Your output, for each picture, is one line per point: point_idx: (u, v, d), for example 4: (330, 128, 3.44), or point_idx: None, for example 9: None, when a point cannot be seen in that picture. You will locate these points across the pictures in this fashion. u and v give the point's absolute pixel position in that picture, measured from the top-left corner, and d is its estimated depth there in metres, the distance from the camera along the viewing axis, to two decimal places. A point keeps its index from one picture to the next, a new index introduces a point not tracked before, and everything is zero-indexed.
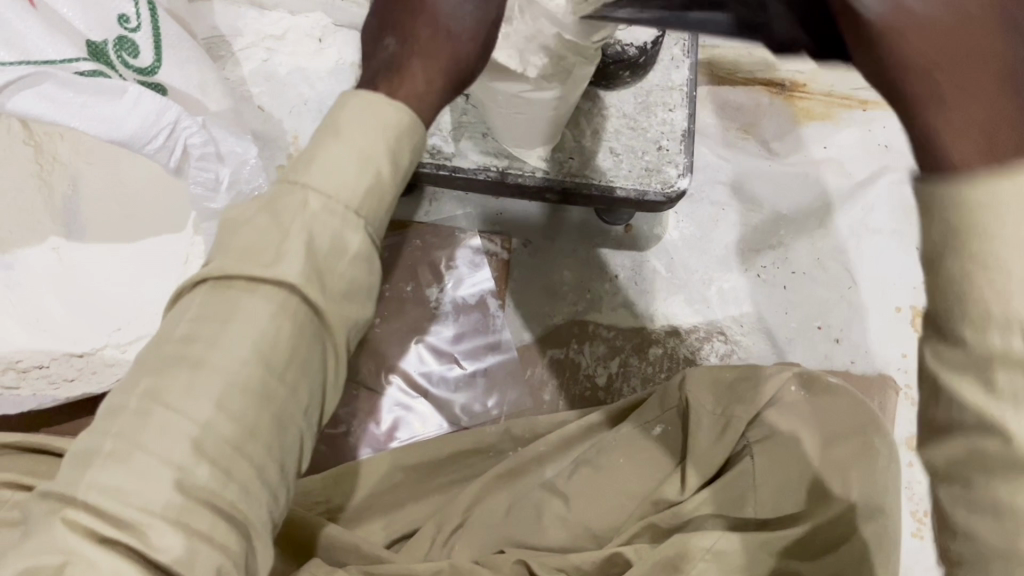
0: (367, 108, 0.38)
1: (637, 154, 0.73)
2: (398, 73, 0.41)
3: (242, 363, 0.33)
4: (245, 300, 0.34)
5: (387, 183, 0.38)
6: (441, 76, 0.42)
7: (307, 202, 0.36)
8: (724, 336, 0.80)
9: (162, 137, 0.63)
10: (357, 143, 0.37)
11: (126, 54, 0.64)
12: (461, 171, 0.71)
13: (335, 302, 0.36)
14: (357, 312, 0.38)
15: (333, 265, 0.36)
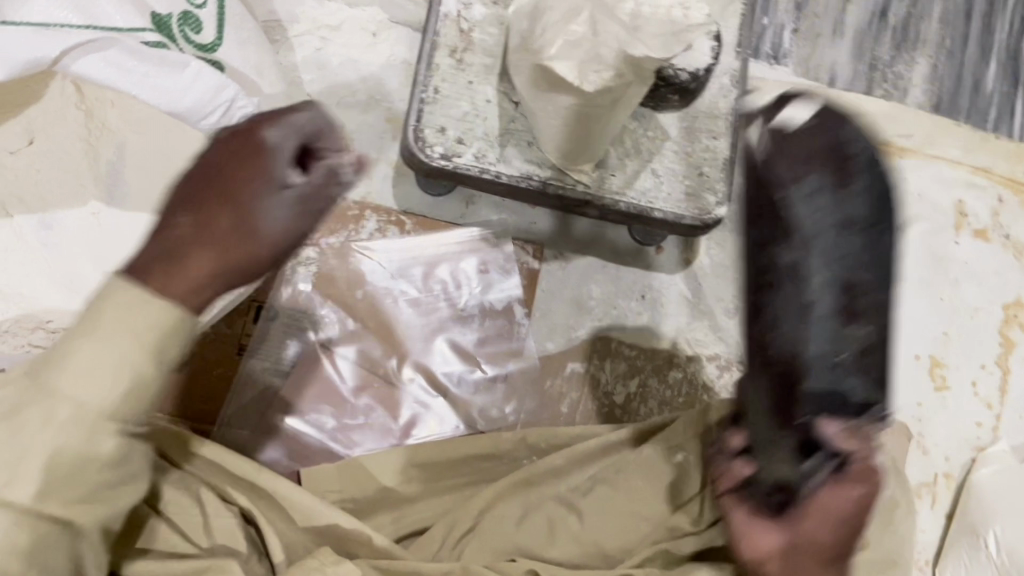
0: (127, 306, 0.38)
1: (678, 178, 0.74)
2: (140, 274, 0.39)
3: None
4: None
5: (148, 381, 0.39)
6: (186, 280, 0.39)
7: (55, 411, 0.38)
8: (744, 367, 0.81)
9: (217, 114, 0.64)
10: (102, 352, 0.38)
11: (188, 30, 0.65)
12: (502, 176, 0.71)
13: (68, 505, 0.39)
14: (108, 501, 0.41)
15: (70, 477, 0.38)
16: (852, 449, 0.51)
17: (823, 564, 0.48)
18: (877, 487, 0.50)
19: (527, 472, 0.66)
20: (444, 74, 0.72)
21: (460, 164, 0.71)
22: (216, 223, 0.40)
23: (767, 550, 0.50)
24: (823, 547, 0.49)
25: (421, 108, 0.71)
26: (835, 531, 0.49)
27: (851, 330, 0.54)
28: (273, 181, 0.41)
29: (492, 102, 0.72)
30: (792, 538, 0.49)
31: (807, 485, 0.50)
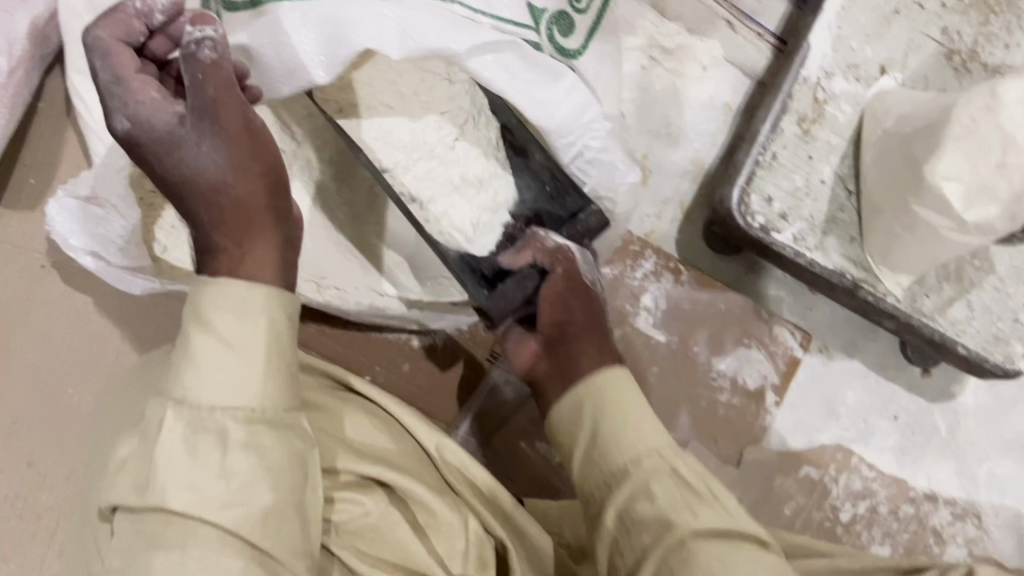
0: (236, 293, 0.43)
1: (991, 317, 0.68)
2: (241, 250, 0.44)
3: (217, 562, 0.39)
4: (199, 525, 0.40)
5: (275, 365, 0.43)
6: (267, 258, 0.45)
7: (228, 427, 0.41)
8: (977, 520, 0.75)
9: (574, 137, 0.59)
10: (235, 342, 0.42)
11: (558, 29, 0.61)
12: (816, 265, 0.67)
13: (270, 530, 0.42)
14: (289, 481, 0.43)
15: (236, 462, 0.41)
16: (523, 258, 0.58)
17: (586, 338, 0.56)
18: (565, 252, 0.58)
19: None
20: (786, 142, 0.67)
21: (778, 244, 0.66)
22: (240, 182, 0.44)
23: (533, 356, 0.58)
24: (553, 328, 0.57)
25: (754, 171, 0.67)
26: (580, 313, 0.58)
27: (531, 163, 0.61)
28: (179, 139, 0.44)
29: (827, 184, 0.67)
30: (556, 346, 0.57)
31: (504, 291, 0.59)
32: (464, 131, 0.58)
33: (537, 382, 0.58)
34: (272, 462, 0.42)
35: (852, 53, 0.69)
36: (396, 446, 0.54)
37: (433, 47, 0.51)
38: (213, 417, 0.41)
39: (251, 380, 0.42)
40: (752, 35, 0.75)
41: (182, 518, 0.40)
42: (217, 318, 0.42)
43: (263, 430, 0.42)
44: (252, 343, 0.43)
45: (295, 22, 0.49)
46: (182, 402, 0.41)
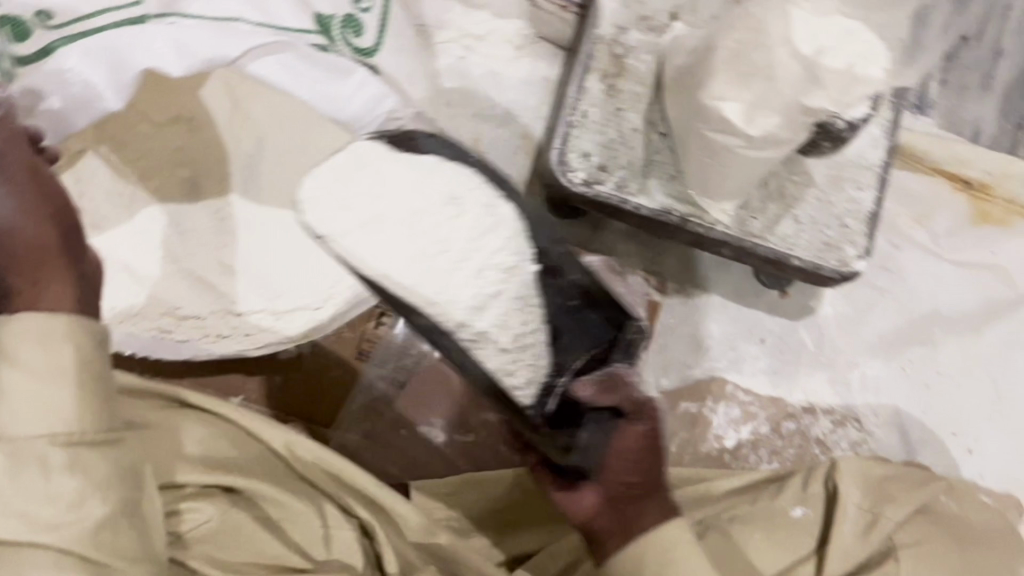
0: (33, 326, 0.43)
1: (819, 227, 0.72)
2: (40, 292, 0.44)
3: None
4: (27, 549, 0.41)
5: (88, 386, 0.44)
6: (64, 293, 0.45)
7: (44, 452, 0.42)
8: (858, 423, 0.79)
9: (374, 124, 0.64)
10: (38, 370, 0.42)
11: (350, 32, 0.64)
12: (643, 208, 0.70)
13: (109, 547, 0.43)
14: (123, 497, 0.44)
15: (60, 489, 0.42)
16: (618, 397, 0.53)
17: (656, 501, 0.53)
18: (659, 418, 0.54)
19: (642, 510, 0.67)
20: (593, 100, 0.71)
21: (602, 195, 0.70)
22: (40, 226, 0.45)
23: (590, 507, 0.53)
24: (638, 484, 0.52)
25: (568, 132, 0.70)
26: (647, 458, 0.53)
27: (563, 282, 0.55)
28: None
29: (639, 131, 0.71)
30: (611, 494, 0.53)
31: (606, 446, 0.53)
32: (516, 279, 0.52)
33: (595, 536, 0.53)
34: (96, 480, 0.43)
35: (642, 5, 0.73)
36: (239, 452, 0.58)
37: (213, 57, 0.59)
38: (25, 444, 0.41)
39: (57, 401, 0.42)
40: None
41: (17, 548, 0.41)
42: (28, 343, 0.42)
43: (84, 451, 0.43)
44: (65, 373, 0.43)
45: (76, 58, 0.56)
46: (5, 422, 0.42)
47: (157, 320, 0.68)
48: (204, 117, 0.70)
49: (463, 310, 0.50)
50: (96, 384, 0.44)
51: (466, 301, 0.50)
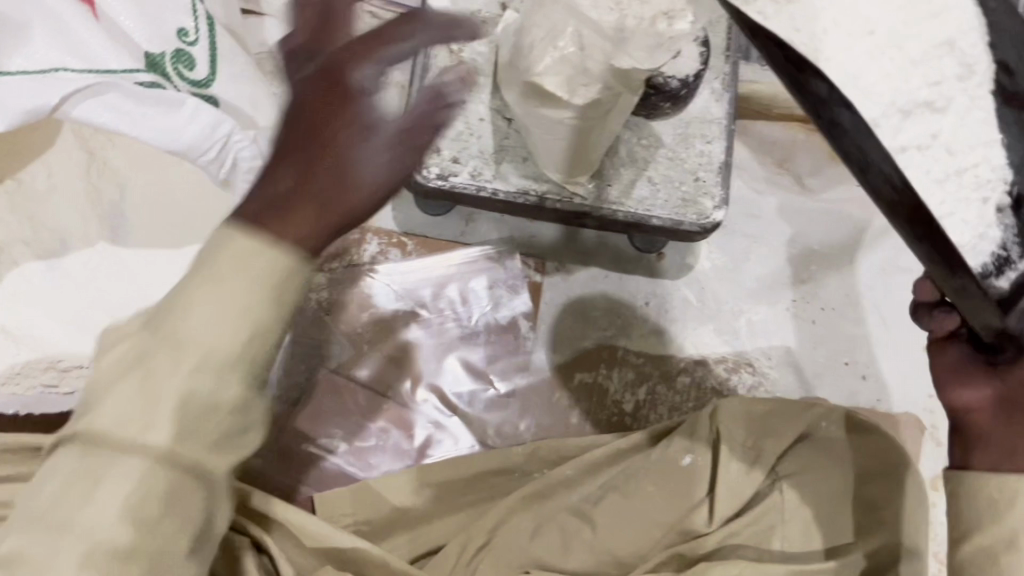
0: (236, 257, 0.39)
1: (674, 185, 0.74)
2: (287, 209, 0.40)
3: (107, 522, 0.38)
4: (112, 465, 0.38)
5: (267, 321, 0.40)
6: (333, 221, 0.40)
7: (176, 365, 0.38)
8: (752, 368, 0.80)
9: (216, 149, 0.65)
10: (231, 295, 0.39)
11: (182, 67, 0.65)
12: (500, 193, 0.72)
13: (210, 449, 0.40)
14: (229, 422, 0.40)
15: (204, 416, 0.39)
16: None
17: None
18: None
19: (542, 484, 0.69)
20: None
21: (460, 187, 0.73)
22: (296, 134, 0.41)
23: (978, 401, 0.48)
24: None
25: None
26: None
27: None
28: (357, 92, 0.42)
29: (486, 120, 0.73)
30: (1009, 393, 0.47)
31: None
32: (962, 82, 0.38)
33: (964, 430, 0.48)
34: (195, 390, 0.39)
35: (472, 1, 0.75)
36: None
37: (31, 108, 0.59)
38: (148, 356, 0.39)
39: (250, 306, 0.39)
40: (397, 14, 0.80)
41: (97, 456, 0.38)
42: (184, 334, 0.39)
43: (199, 371, 0.39)
44: (245, 288, 0.39)
45: None
46: (99, 410, 0.38)
47: (40, 375, 0.68)
48: (57, 175, 0.72)
49: (896, 105, 0.36)
50: (280, 296, 0.40)
51: (938, 184, 0.37)
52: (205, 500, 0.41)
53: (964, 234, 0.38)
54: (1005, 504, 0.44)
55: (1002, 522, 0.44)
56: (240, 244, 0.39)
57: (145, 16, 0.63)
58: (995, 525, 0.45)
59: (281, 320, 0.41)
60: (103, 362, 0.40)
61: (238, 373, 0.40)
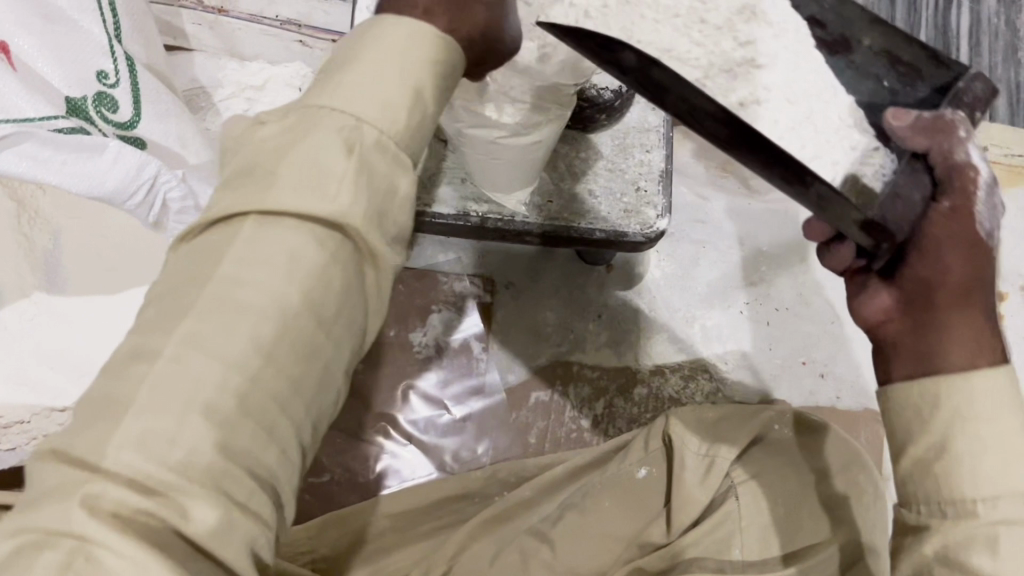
0: (380, 48, 0.37)
1: (615, 196, 0.74)
2: (464, 6, 0.40)
3: (212, 381, 0.30)
4: (234, 302, 0.32)
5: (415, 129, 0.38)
6: (479, 18, 0.41)
7: (275, 195, 0.34)
8: (708, 374, 0.80)
9: (143, 192, 0.64)
10: (371, 91, 0.36)
11: (105, 109, 0.63)
12: (441, 215, 0.72)
13: (281, 365, 0.32)
14: (324, 294, 0.34)
15: (315, 284, 0.34)
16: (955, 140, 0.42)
17: (963, 308, 0.40)
18: (977, 190, 0.42)
19: (499, 509, 0.68)
20: None
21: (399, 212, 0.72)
22: None
23: (884, 312, 0.44)
24: (945, 286, 0.41)
25: None
26: (958, 259, 0.41)
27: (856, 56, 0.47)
28: None
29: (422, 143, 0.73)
30: (908, 297, 0.42)
31: (897, 189, 0.43)
32: (776, 39, 0.45)
33: (883, 347, 0.43)
34: (305, 264, 0.33)
35: None
36: None
37: None
38: (246, 199, 0.34)
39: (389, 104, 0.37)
40: (327, 41, 0.82)
41: (177, 324, 0.31)
42: (278, 204, 0.33)
43: (284, 222, 0.33)
44: (372, 67, 0.37)
45: None
46: (199, 307, 0.32)
47: None
48: None
49: (715, 67, 0.44)
50: (438, 78, 0.39)
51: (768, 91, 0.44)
52: (311, 389, 0.34)
53: (840, 168, 0.43)
54: (929, 406, 0.40)
55: (931, 430, 0.39)
56: (388, 31, 0.38)
57: (61, 60, 0.62)
58: (925, 433, 0.40)
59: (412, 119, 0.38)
60: (164, 274, 0.34)
61: (344, 233, 0.34)
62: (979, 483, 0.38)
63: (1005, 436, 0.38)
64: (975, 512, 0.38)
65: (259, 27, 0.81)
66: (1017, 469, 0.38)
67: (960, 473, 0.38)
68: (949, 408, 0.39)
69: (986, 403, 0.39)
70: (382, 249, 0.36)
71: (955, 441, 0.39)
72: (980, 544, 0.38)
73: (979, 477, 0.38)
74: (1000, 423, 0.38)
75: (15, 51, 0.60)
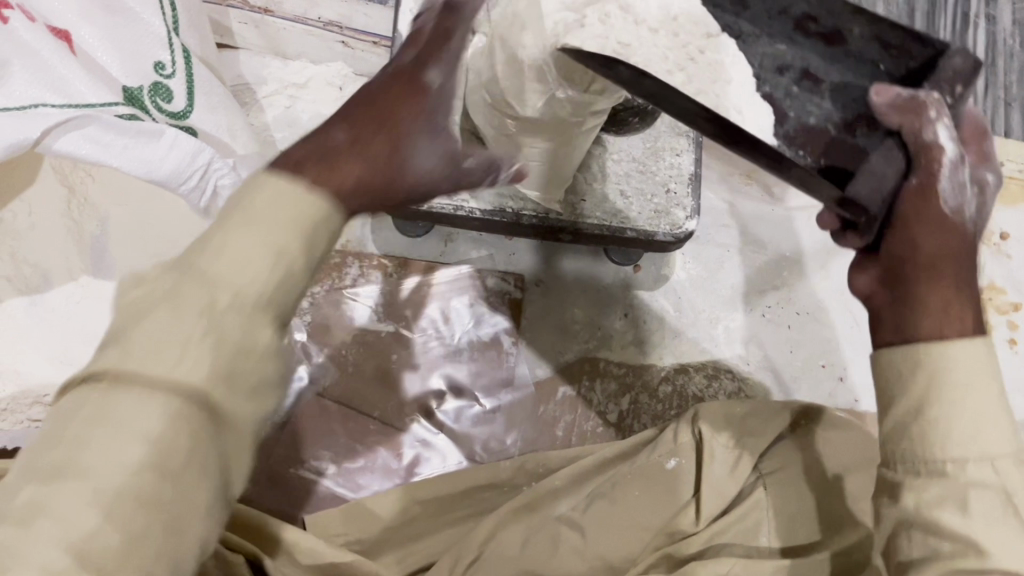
0: (276, 201, 0.38)
1: (647, 196, 0.76)
2: (336, 161, 0.41)
3: (59, 545, 0.30)
4: (83, 462, 0.32)
5: (296, 272, 0.38)
6: (354, 173, 0.41)
7: (129, 357, 0.34)
8: (731, 374, 0.82)
9: (196, 178, 0.66)
10: (258, 237, 0.37)
11: (160, 99, 0.66)
12: (476, 212, 0.74)
13: (158, 511, 0.33)
14: (202, 447, 0.35)
15: (177, 441, 0.34)
16: (921, 120, 0.47)
17: (934, 279, 0.44)
18: (943, 167, 0.45)
19: (526, 499, 0.69)
20: None
21: (439, 210, 0.74)
22: (360, 118, 0.44)
23: (869, 287, 0.47)
24: (919, 258, 0.45)
25: None
26: (937, 233, 0.45)
27: (851, 45, 0.52)
28: (433, 125, 0.45)
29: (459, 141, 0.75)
30: (887, 269, 0.46)
31: (872, 170, 0.47)
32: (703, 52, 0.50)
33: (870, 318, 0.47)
34: (178, 416, 0.34)
35: (440, 26, 0.77)
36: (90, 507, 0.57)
37: (12, 141, 0.59)
38: (119, 352, 0.34)
39: (262, 255, 0.37)
40: (369, 44, 0.84)
41: (37, 481, 0.32)
42: (127, 373, 0.33)
43: (144, 381, 0.34)
44: (265, 215, 0.37)
45: None
46: (62, 472, 0.32)
47: (26, 410, 0.69)
48: (41, 214, 0.73)
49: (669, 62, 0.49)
50: (310, 242, 0.38)
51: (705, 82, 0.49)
52: (187, 539, 0.34)
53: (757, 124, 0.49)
54: (909, 369, 0.43)
55: (913, 391, 0.43)
56: (263, 189, 0.38)
57: (121, 51, 0.64)
58: (904, 398, 0.44)
59: (296, 252, 0.38)
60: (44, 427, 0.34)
61: (204, 384, 0.34)
62: (949, 446, 0.42)
63: (975, 398, 0.42)
64: (947, 471, 0.42)
65: (303, 27, 0.83)
66: (987, 432, 0.42)
67: (935, 435, 0.42)
68: (924, 375, 0.43)
69: (962, 371, 0.42)
70: (235, 411, 0.36)
71: (930, 405, 0.42)
72: (951, 501, 0.42)
73: (952, 440, 0.42)
74: (972, 397, 0.42)
75: (77, 40, 0.63)
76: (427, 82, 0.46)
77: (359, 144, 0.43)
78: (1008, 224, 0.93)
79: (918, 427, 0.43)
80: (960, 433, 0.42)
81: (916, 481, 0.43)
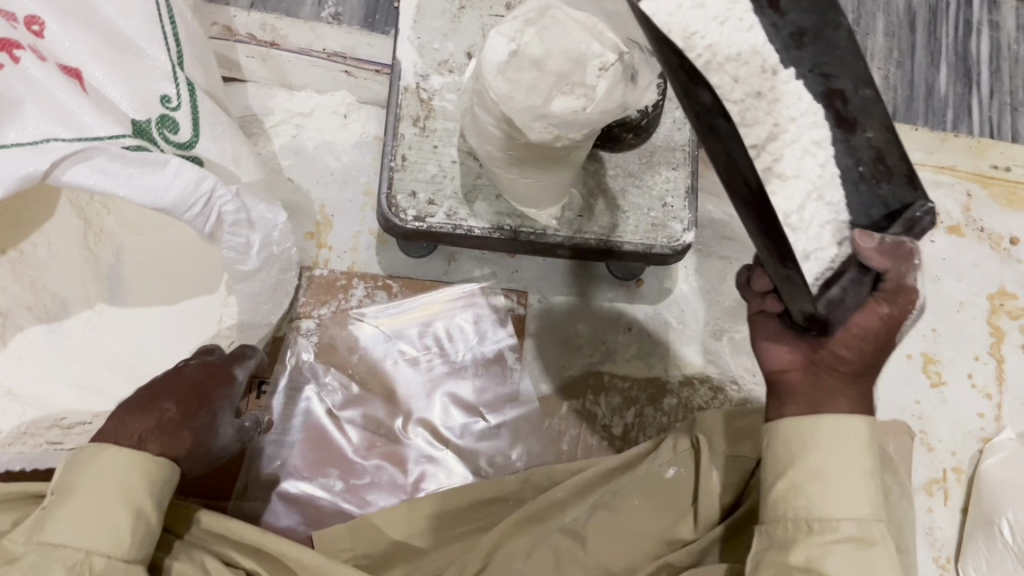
0: (122, 465, 0.52)
1: (644, 211, 0.77)
2: (175, 433, 0.56)
3: None
4: None
5: (150, 513, 0.52)
6: (185, 440, 0.56)
7: None
8: (737, 386, 0.82)
9: (200, 206, 0.66)
10: (119, 496, 0.51)
11: (167, 131, 0.69)
12: (474, 230, 0.76)
13: None
14: None
15: None
16: (896, 265, 0.48)
17: (853, 379, 0.51)
18: (916, 308, 0.48)
19: (530, 511, 0.70)
20: (409, 143, 0.77)
21: (440, 233, 0.76)
22: (178, 392, 0.58)
23: (791, 363, 0.53)
24: (853, 365, 0.50)
25: (392, 175, 0.76)
26: (879, 348, 0.49)
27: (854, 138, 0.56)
28: (232, 393, 0.62)
29: (458, 162, 0.77)
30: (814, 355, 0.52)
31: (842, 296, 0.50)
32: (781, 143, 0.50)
33: (780, 388, 0.53)
34: None
35: (437, 52, 0.79)
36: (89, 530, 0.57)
37: (24, 175, 0.60)
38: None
39: (112, 509, 0.51)
40: (371, 72, 0.86)
41: None
42: None
43: None
44: (125, 476, 0.52)
45: None
46: None
47: (45, 433, 0.71)
48: (58, 244, 0.76)
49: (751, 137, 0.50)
50: (156, 491, 0.53)
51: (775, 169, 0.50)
52: None
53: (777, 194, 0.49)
54: (799, 437, 0.50)
55: (804, 455, 0.49)
56: (116, 456, 0.52)
57: (129, 85, 0.67)
58: (800, 460, 0.50)
59: (165, 493, 0.54)
60: None
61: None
62: (831, 507, 0.48)
63: (855, 472, 0.49)
64: (823, 527, 0.48)
65: (308, 58, 0.85)
66: (855, 504, 0.48)
67: (819, 498, 0.48)
68: (797, 436, 0.50)
69: (839, 447, 0.49)
70: None
71: (817, 471, 0.49)
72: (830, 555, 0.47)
73: (828, 502, 0.48)
74: (841, 469, 0.49)
75: (88, 78, 0.66)
76: (234, 373, 0.63)
77: (193, 418, 0.58)
78: (1017, 227, 0.92)
79: (800, 481, 0.49)
80: (839, 500, 0.48)
81: (807, 538, 0.48)
